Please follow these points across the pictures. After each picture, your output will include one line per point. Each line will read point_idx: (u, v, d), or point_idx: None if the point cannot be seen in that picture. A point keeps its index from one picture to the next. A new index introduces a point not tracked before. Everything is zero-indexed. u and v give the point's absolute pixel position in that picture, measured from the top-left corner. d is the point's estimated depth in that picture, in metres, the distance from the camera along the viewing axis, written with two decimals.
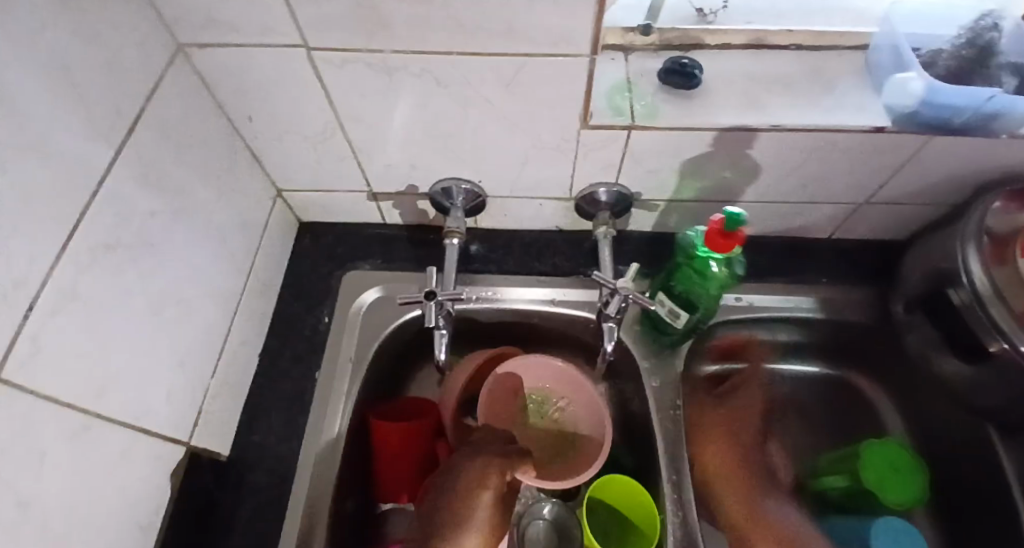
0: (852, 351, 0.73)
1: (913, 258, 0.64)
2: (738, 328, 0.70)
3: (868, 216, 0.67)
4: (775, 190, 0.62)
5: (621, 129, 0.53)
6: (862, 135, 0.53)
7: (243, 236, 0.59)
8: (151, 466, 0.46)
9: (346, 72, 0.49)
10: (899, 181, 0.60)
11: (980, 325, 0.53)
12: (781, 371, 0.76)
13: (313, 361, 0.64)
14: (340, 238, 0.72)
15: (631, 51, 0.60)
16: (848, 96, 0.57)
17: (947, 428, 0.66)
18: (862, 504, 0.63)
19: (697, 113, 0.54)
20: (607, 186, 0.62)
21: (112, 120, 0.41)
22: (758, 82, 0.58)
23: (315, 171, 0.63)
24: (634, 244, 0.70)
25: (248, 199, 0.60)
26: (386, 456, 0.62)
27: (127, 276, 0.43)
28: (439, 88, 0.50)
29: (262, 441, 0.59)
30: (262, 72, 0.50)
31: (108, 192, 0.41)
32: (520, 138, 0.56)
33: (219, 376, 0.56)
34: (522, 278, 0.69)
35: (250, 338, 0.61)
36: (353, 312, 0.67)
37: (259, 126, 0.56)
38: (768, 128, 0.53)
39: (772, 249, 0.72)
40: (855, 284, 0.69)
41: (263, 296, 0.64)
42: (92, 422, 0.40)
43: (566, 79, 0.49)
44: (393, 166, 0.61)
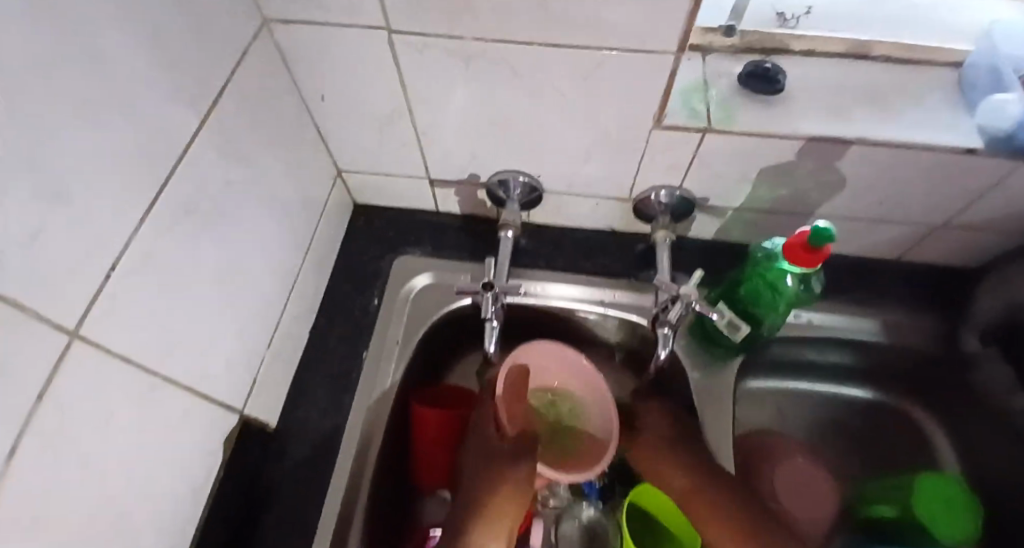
0: (909, 379, 0.70)
1: (992, 290, 0.62)
2: (793, 346, 0.68)
3: (941, 240, 0.64)
4: (847, 205, 0.60)
5: (696, 132, 0.52)
6: (948, 155, 0.51)
7: (304, 213, 0.60)
8: (206, 432, 0.47)
9: (424, 56, 0.49)
10: (981, 206, 0.57)
11: None
12: (831, 392, 0.74)
13: (361, 342, 0.64)
14: (393, 221, 0.72)
15: (710, 51, 0.58)
16: (938, 113, 0.54)
17: (1004, 468, 0.63)
18: (909, 538, 0.61)
19: (777, 120, 0.52)
20: (670, 188, 0.60)
21: (199, 89, 0.41)
22: (841, 92, 0.56)
23: (378, 153, 0.63)
24: (691, 250, 0.68)
25: (311, 176, 0.60)
26: (427, 444, 0.62)
27: (200, 242, 0.44)
28: (514, 78, 0.50)
29: (307, 416, 0.59)
30: (341, 52, 0.50)
31: (190, 159, 0.41)
32: (590, 134, 0.55)
33: (273, 349, 0.57)
34: (573, 276, 0.68)
35: (303, 313, 0.62)
36: (404, 296, 0.67)
37: (330, 105, 0.57)
38: (851, 141, 0.51)
39: (834, 266, 0.69)
40: (919, 310, 0.66)
41: (318, 273, 0.64)
42: (158, 383, 0.40)
43: (647, 77, 0.47)
44: (456, 154, 0.61)
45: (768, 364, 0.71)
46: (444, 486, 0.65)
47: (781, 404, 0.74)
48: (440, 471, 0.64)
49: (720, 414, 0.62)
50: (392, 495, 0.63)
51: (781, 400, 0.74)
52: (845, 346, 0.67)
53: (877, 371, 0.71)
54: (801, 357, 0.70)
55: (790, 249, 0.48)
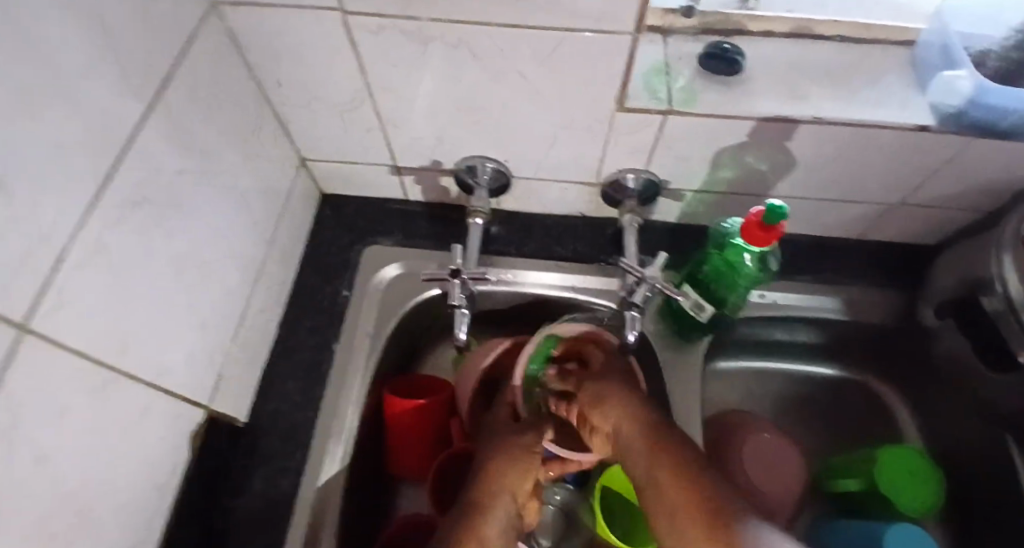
0: (872, 354, 0.72)
1: (946, 264, 0.63)
2: (759, 325, 0.69)
3: (899, 218, 0.65)
4: (808, 185, 0.61)
5: (657, 113, 0.52)
6: (902, 133, 0.52)
7: (267, 203, 0.59)
8: (170, 426, 0.46)
9: (381, 39, 0.48)
10: (935, 183, 0.59)
11: (1014, 333, 0.52)
12: (798, 369, 0.75)
13: (330, 333, 0.63)
14: (361, 211, 0.71)
15: (670, 33, 0.58)
16: (891, 92, 0.55)
17: (961, 438, 0.66)
18: (873, 507, 0.62)
19: (735, 101, 0.53)
20: (635, 171, 0.61)
21: (148, 73, 0.40)
22: (799, 72, 0.56)
23: (341, 141, 0.62)
24: (658, 233, 0.69)
25: (273, 165, 0.60)
26: (399, 435, 0.62)
27: (153, 233, 0.43)
28: (473, 61, 0.49)
29: (276, 408, 0.59)
30: (297, 36, 0.49)
31: (140, 146, 0.40)
32: (553, 117, 0.55)
33: (239, 342, 0.56)
34: (543, 262, 0.68)
35: (270, 305, 0.61)
36: (372, 286, 0.66)
37: (290, 92, 0.56)
38: (808, 120, 0.52)
39: (798, 246, 0.71)
40: (880, 287, 0.68)
41: (284, 265, 0.64)
42: (114, 376, 0.40)
43: (605, 58, 0.48)
44: (420, 140, 0.60)
45: (737, 344, 0.72)
46: (420, 474, 0.65)
47: (751, 383, 0.75)
48: (415, 460, 0.64)
49: (690, 393, 0.63)
50: (368, 485, 0.63)
51: (750, 379, 0.75)
52: (809, 324, 0.69)
53: (842, 348, 0.72)
54: (767, 336, 0.71)
55: (746, 228, 0.49)
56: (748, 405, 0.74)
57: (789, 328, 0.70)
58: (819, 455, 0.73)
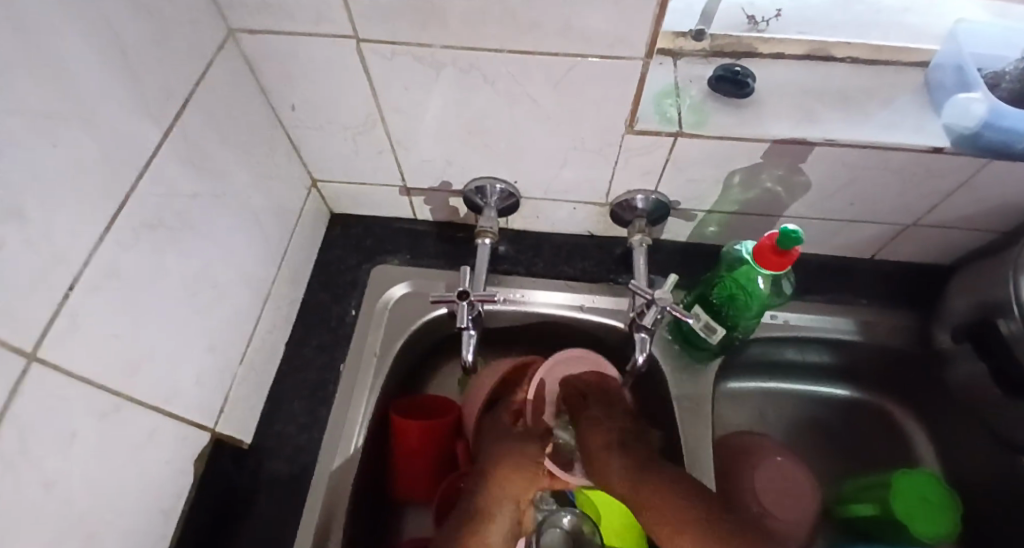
0: (887, 375, 0.71)
1: (960, 286, 0.62)
2: (770, 346, 0.68)
3: (913, 239, 0.64)
4: (820, 206, 0.60)
5: (668, 136, 0.52)
6: (916, 155, 0.52)
7: (278, 223, 0.59)
8: (177, 449, 0.46)
9: (394, 64, 0.48)
10: (951, 205, 0.58)
11: None
12: (809, 391, 0.74)
13: (338, 352, 0.63)
14: (370, 230, 0.71)
15: (680, 56, 0.58)
16: (905, 114, 0.55)
17: (978, 467, 0.64)
18: (889, 534, 0.61)
19: (747, 123, 0.53)
20: (645, 193, 0.60)
21: (162, 99, 0.40)
22: (811, 95, 0.56)
23: (352, 162, 0.62)
24: (667, 253, 0.69)
25: (284, 186, 0.60)
26: (404, 456, 0.61)
27: (166, 256, 0.43)
28: (485, 85, 0.49)
29: (283, 429, 0.58)
30: (310, 61, 0.50)
31: (154, 172, 0.40)
32: (562, 139, 0.55)
33: (247, 363, 0.56)
34: (552, 282, 0.68)
35: (278, 325, 0.61)
36: (380, 306, 0.66)
37: (301, 115, 0.56)
38: (822, 142, 0.51)
39: (809, 267, 0.70)
40: (893, 309, 0.67)
41: (293, 284, 0.64)
42: (122, 402, 0.39)
43: (617, 82, 0.48)
44: (429, 161, 0.60)
45: (747, 365, 0.71)
46: (425, 498, 0.64)
47: (762, 404, 0.74)
48: (420, 483, 0.63)
49: (700, 415, 0.62)
50: (372, 508, 0.62)
51: (761, 401, 0.74)
52: (821, 345, 0.68)
53: (854, 369, 0.71)
54: (779, 356, 0.70)
55: (760, 251, 0.48)
56: (758, 427, 0.73)
57: (801, 349, 0.69)
58: (831, 479, 0.71)
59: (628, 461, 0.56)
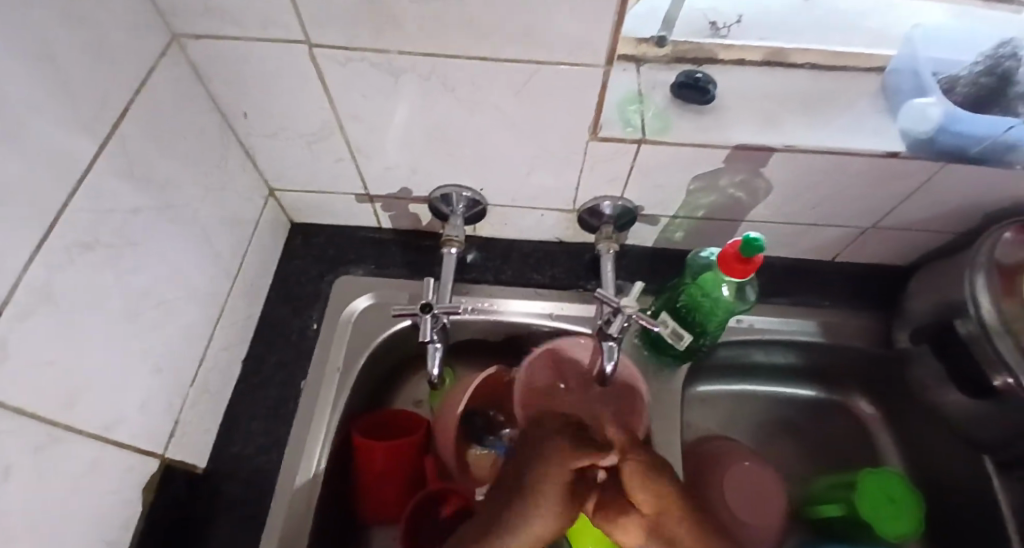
0: (853, 375, 0.72)
1: (918, 286, 0.63)
2: (738, 349, 0.69)
3: (873, 240, 0.65)
4: (784, 210, 0.60)
5: (632, 143, 0.52)
6: (874, 160, 0.52)
7: (231, 236, 0.57)
8: (122, 479, 0.43)
9: (350, 71, 0.47)
10: (909, 207, 0.59)
11: (987, 358, 0.52)
12: (778, 392, 0.75)
13: (299, 368, 0.61)
14: (332, 239, 0.69)
15: (642, 62, 0.58)
16: (863, 119, 0.55)
17: (940, 462, 0.66)
18: (856, 533, 0.62)
19: (710, 130, 0.53)
20: (612, 199, 0.60)
21: (97, 109, 0.38)
22: (771, 100, 0.56)
23: (311, 170, 0.60)
24: (635, 258, 0.68)
25: (238, 198, 0.57)
26: (370, 476, 0.59)
27: (106, 275, 0.40)
28: (445, 92, 0.48)
29: (241, 450, 0.56)
30: (262, 67, 0.48)
31: (89, 188, 0.38)
32: (527, 148, 0.54)
33: (199, 383, 0.53)
34: (520, 290, 0.67)
35: (234, 341, 0.59)
36: (343, 318, 0.64)
37: (254, 123, 0.54)
38: (782, 148, 0.51)
39: (775, 270, 0.71)
40: (855, 310, 0.68)
41: (249, 298, 0.61)
42: (60, 432, 0.37)
43: (579, 89, 0.47)
44: (392, 170, 0.59)
45: (716, 368, 0.72)
46: (394, 516, 0.62)
47: (731, 407, 0.75)
48: (386, 502, 0.61)
49: (671, 422, 0.62)
50: (338, 529, 0.60)
51: (731, 403, 0.75)
52: (788, 347, 0.69)
53: (821, 369, 0.72)
54: (747, 358, 0.71)
55: (723, 260, 0.47)
56: (729, 429, 0.73)
57: (768, 351, 0.70)
58: (800, 480, 0.72)
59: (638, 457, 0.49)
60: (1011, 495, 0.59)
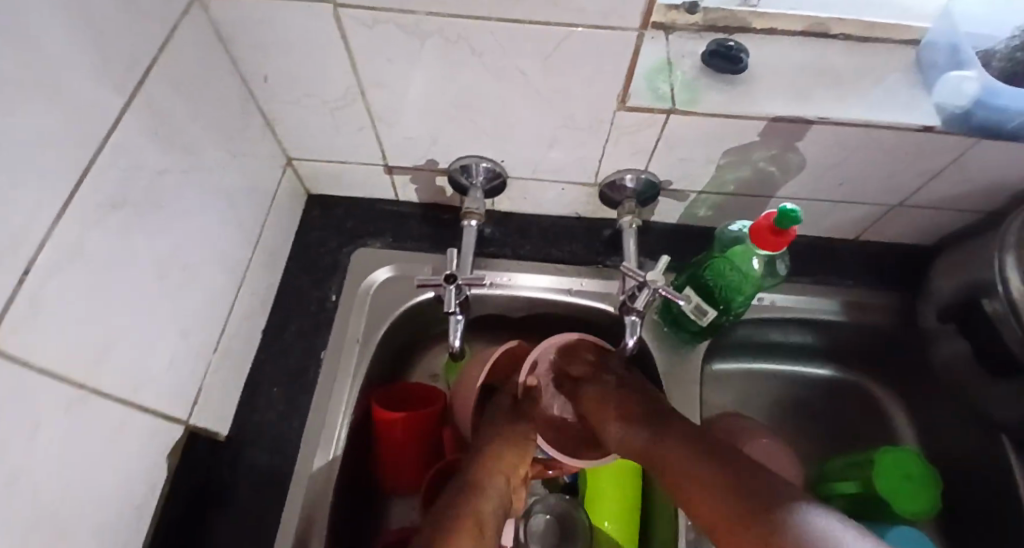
0: (872, 356, 0.71)
1: (943, 266, 0.62)
2: (758, 327, 0.68)
3: (900, 219, 0.64)
4: (811, 186, 0.59)
5: (661, 113, 0.50)
6: (908, 134, 0.51)
7: (252, 204, 0.56)
8: (147, 442, 0.43)
9: (376, 34, 0.46)
10: (939, 184, 0.58)
11: (1013, 336, 0.52)
12: (794, 372, 0.75)
13: (318, 339, 0.61)
14: (351, 211, 0.68)
15: (672, 31, 0.56)
16: (898, 93, 0.54)
17: (958, 441, 0.65)
18: (869, 510, 0.62)
19: (741, 101, 0.51)
20: (635, 172, 0.59)
21: (126, 66, 0.37)
22: (803, 72, 0.55)
23: (331, 139, 0.59)
24: (656, 235, 0.68)
25: (258, 165, 0.57)
26: (388, 445, 0.59)
27: (134, 237, 0.40)
28: (473, 57, 0.47)
29: (262, 418, 0.56)
30: (285, 28, 0.46)
31: (118, 145, 0.37)
32: (553, 117, 0.53)
33: (221, 351, 0.53)
34: (540, 265, 0.67)
35: (254, 311, 0.58)
36: (362, 290, 0.64)
37: (275, 88, 0.53)
38: (815, 120, 0.50)
39: (796, 249, 0.70)
40: (878, 290, 0.67)
41: (269, 268, 0.61)
42: (88, 394, 0.36)
43: (611, 55, 0.46)
44: (414, 139, 0.58)
45: (734, 346, 0.72)
46: (411, 487, 0.62)
47: (748, 386, 0.74)
48: (403, 472, 0.61)
49: (690, 398, 0.62)
50: (356, 497, 0.60)
51: (747, 382, 0.75)
52: (808, 326, 0.68)
53: (840, 349, 0.72)
54: (766, 337, 0.70)
55: (757, 232, 0.46)
56: (745, 407, 0.73)
57: (788, 330, 0.69)
58: (814, 459, 0.72)
59: (648, 433, 0.51)
60: None
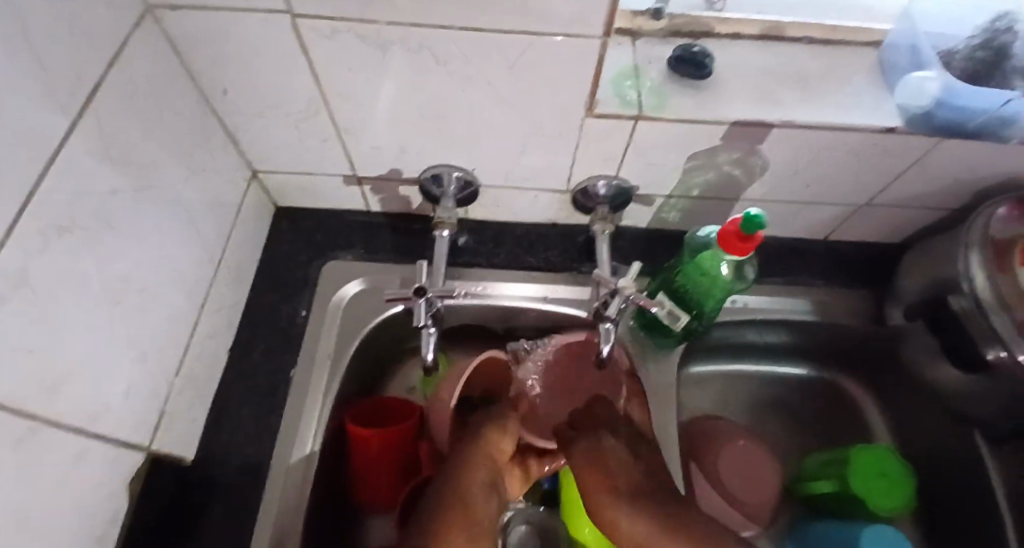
0: (846, 354, 0.72)
1: (910, 264, 0.63)
2: (733, 330, 0.69)
3: (867, 218, 0.65)
4: (779, 188, 0.60)
5: (628, 119, 0.50)
6: (871, 136, 0.52)
7: (214, 219, 0.55)
8: (105, 473, 0.42)
9: (336, 44, 0.45)
10: (903, 184, 0.59)
11: (981, 333, 0.53)
12: (770, 372, 0.75)
13: (288, 356, 0.59)
14: (320, 223, 0.67)
15: (639, 36, 0.57)
16: (862, 94, 0.54)
17: (929, 437, 0.66)
18: (847, 509, 0.62)
19: (707, 105, 0.51)
20: (607, 178, 0.59)
21: (72, 84, 0.35)
22: (768, 75, 0.55)
23: (296, 151, 0.58)
24: (629, 240, 0.67)
25: (220, 180, 0.55)
26: (364, 463, 0.58)
27: (84, 260, 0.38)
28: (437, 67, 0.46)
29: (231, 440, 0.54)
30: (242, 40, 0.45)
31: (66, 165, 0.35)
32: (521, 125, 0.52)
33: (185, 373, 0.51)
34: (514, 274, 0.66)
35: (219, 329, 0.57)
36: (333, 304, 0.62)
37: (236, 100, 0.52)
38: (780, 123, 0.50)
39: (768, 250, 0.70)
40: (849, 289, 0.68)
41: (235, 284, 0.59)
42: (41, 427, 0.35)
43: (575, 62, 0.45)
44: (381, 149, 0.57)
45: (711, 349, 0.72)
46: (389, 505, 0.61)
47: (725, 388, 0.75)
48: (380, 490, 0.60)
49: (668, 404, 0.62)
50: (331, 517, 0.59)
51: (725, 384, 0.75)
52: (782, 327, 0.69)
53: (814, 348, 0.72)
54: (741, 339, 0.71)
55: (723, 236, 0.46)
56: (724, 409, 0.73)
57: (762, 331, 0.70)
58: (793, 459, 0.72)
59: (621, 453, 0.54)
60: (999, 468, 0.60)
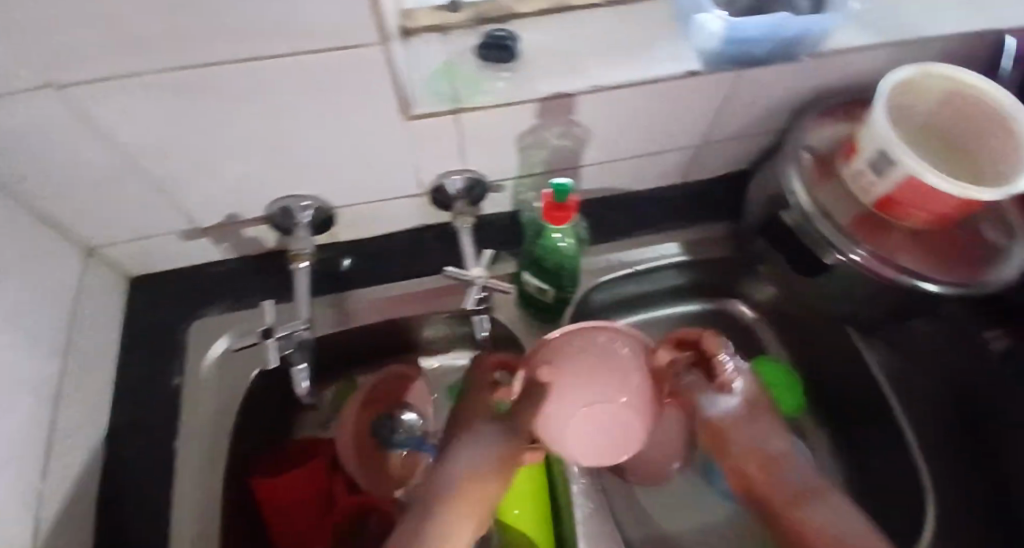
0: (727, 281, 0.76)
1: (751, 186, 0.67)
2: (612, 285, 0.72)
3: (713, 155, 0.68)
4: (615, 147, 0.62)
5: (447, 115, 0.50)
6: (675, 81, 0.53)
7: (54, 313, 0.51)
8: None
9: (113, 103, 0.42)
10: (726, 117, 0.61)
11: (812, 239, 0.57)
12: (671, 315, 0.77)
13: (171, 427, 0.58)
14: (179, 284, 0.64)
15: (448, 30, 0.56)
16: (661, 45, 0.55)
17: (815, 338, 0.71)
18: None
19: (517, 84, 0.52)
20: (459, 171, 0.59)
21: None
22: (575, 41, 0.56)
23: (123, 217, 0.55)
24: (496, 227, 0.69)
25: (49, 271, 0.52)
26: (273, 517, 0.57)
27: None
28: (229, 107, 0.45)
29: (126, 528, 0.53)
30: (11, 124, 0.42)
31: None
32: (340, 142, 0.52)
33: (54, 481, 0.48)
34: (391, 288, 0.67)
35: (87, 423, 0.54)
36: (209, 358, 0.61)
37: (30, 185, 0.48)
38: (587, 89, 0.52)
39: (632, 204, 0.72)
40: (707, 224, 0.73)
41: (95, 370, 0.56)
42: None
43: (365, 71, 0.44)
44: (213, 197, 0.55)
45: (602, 309, 0.74)
46: None
47: None
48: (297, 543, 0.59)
49: None
50: None
51: None
52: (657, 272, 0.72)
53: (699, 283, 0.76)
54: (625, 292, 0.74)
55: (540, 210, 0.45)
56: None
57: (641, 280, 0.73)
58: None
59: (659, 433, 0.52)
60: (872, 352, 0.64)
